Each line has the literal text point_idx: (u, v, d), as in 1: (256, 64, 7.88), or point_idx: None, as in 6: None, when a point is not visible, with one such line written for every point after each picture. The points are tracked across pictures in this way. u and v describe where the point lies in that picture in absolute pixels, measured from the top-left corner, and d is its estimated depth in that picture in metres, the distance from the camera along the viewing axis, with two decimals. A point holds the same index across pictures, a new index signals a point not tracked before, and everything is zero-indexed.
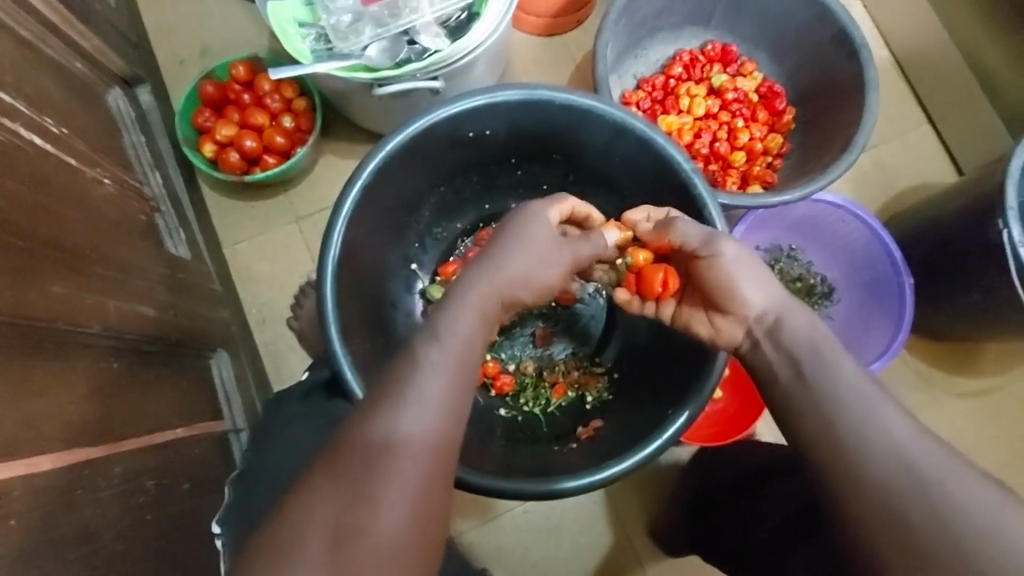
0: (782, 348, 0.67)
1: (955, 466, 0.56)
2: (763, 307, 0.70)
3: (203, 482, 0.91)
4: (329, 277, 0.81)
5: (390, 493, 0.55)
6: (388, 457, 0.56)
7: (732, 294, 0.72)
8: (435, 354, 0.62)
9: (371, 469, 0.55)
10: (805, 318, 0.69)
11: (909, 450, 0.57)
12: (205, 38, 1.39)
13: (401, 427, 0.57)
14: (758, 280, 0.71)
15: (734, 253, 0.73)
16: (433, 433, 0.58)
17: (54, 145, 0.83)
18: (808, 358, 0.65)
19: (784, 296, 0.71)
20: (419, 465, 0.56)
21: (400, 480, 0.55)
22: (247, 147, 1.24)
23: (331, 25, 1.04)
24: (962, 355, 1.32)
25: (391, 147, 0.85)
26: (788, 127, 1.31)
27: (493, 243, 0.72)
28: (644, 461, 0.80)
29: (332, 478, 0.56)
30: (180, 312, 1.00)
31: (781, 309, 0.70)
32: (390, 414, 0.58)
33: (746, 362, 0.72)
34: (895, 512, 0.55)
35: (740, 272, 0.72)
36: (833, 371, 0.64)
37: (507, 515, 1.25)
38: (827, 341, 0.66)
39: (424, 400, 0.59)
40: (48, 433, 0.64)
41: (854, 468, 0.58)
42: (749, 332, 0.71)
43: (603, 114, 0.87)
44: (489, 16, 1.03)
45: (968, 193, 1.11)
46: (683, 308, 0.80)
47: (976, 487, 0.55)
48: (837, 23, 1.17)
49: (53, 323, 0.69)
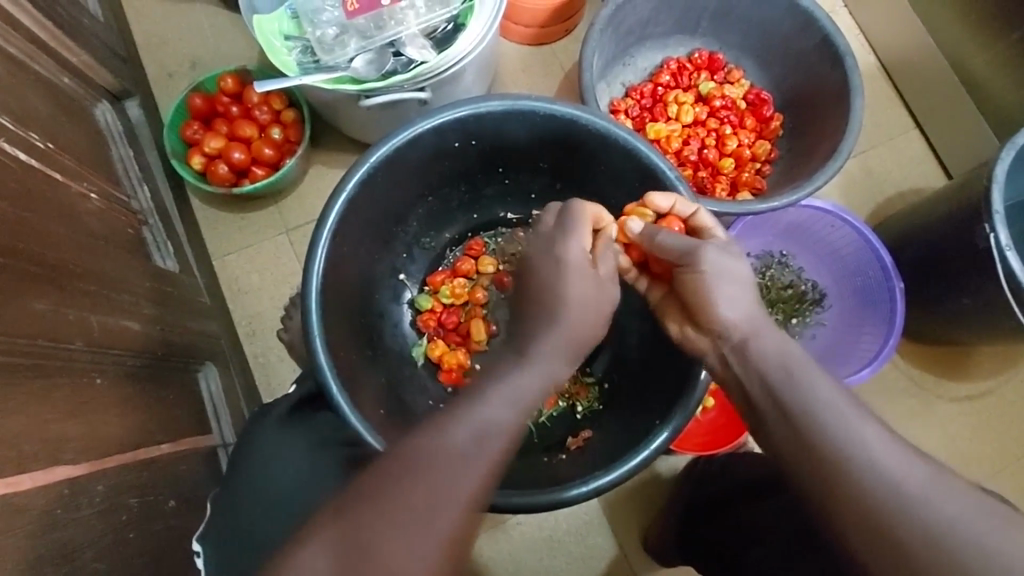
0: (748, 366, 0.68)
1: (948, 483, 0.56)
2: (733, 325, 0.71)
3: (189, 497, 0.90)
4: (314, 290, 0.80)
5: (432, 516, 0.55)
6: (433, 479, 0.56)
7: (705, 310, 0.72)
8: (503, 394, 0.64)
9: (415, 487, 0.56)
10: (774, 339, 0.69)
11: (889, 466, 0.57)
12: (194, 51, 1.40)
13: (451, 452, 0.58)
14: (733, 297, 0.71)
15: (715, 268, 0.72)
16: (480, 462, 0.59)
17: (40, 160, 0.83)
18: (777, 377, 0.65)
19: (756, 318, 0.71)
20: (468, 490, 0.57)
21: (445, 502, 0.56)
22: (236, 159, 1.24)
23: (316, 38, 1.05)
24: (955, 359, 1.31)
25: (375, 159, 0.84)
26: (776, 133, 1.31)
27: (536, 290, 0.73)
28: (632, 472, 0.79)
29: (382, 480, 0.57)
30: (167, 325, 0.99)
31: (750, 329, 0.70)
32: (457, 434, 0.60)
33: (716, 376, 0.74)
34: (889, 530, 0.54)
35: (715, 289, 0.72)
36: (804, 390, 0.63)
37: (498, 526, 1.23)
38: (797, 362, 0.66)
39: (476, 435, 0.60)
40: (29, 453, 0.63)
41: (846, 485, 0.57)
42: (718, 346, 0.73)
43: (587, 123, 0.87)
44: (474, 27, 1.03)
45: (954, 197, 1.12)
46: (666, 300, 0.83)
47: (971, 506, 0.54)
48: (823, 30, 1.18)
49: (35, 340, 0.68)
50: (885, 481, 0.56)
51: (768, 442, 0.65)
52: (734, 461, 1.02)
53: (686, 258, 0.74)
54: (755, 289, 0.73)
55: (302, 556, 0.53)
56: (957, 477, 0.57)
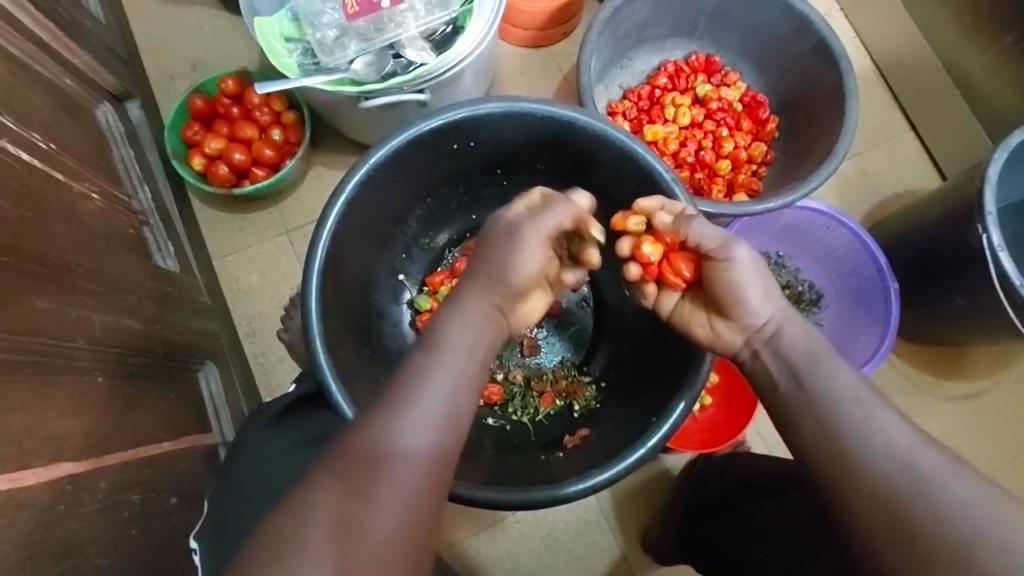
0: (780, 357, 0.70)
1: (957, 466, 0.57)
2: (766, 319, 0.72)
3: (189, 495, 0.91)
4: (314, 289, 0.81)
5: (388, 498, 0.56)
6: (386, 462, 0.57)
7: (737, 301, 0.72)
8: (435, 366, 0.64)
9: (373, 470, 0.57)
10: (801, 328, 0.71)
11: (906, 454, 0.59)
12: (194, 53, 1.41)
13: (401, 434, 0.59)
14: (763, 289, 0.72)
15: (746, 263, 0.72)
16: (430, 443, 0.60)
17: (41, 160, 0.83)
18: (805, 368, 0.67)
19: (784, 309, 0.73)
20: (414, 472, 0.58)
21: (398, 485, 0.57)
22: (236, 160, 1.24)
23: (317, 40, 1.06)
24: (950, 359, 1.32)
25: (375, 160, 0.85)
26: (771, 135, 1.32)
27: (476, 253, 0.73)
28: (628, 469, 0.80)
29: (334, 477, 0.57)
30: (167, 325, 1.00)
31: (781, 321, 0.72)
32: (391, 423, 0.59)
33: (744, 369, 0.74)
34: (899, 512, 0.56)
35: (747, 284, 0.72)
36: (831, 377, 0.66)
37: (496, 526, 1.24)
38: (824, 352, 0.69)
39: (424, 411, 0.61)
40: (31, 450, 0.64)
41: (854, 471, 0.60)
42: (749, 341, 0.73)
43: (584, 125, 0.88)
44: (473, 30, 1.04)
45: (947, 199, 1.13)
46: (684, 305, 0.80)
47: (981, 489, 0.55)
48: (817, 34, 1.20)
49: (37, 339, 0.69)
50: (892, 465, 0.58)
51: (788, 432, 0.67)
52: (732, 460, 1.03)
53: (720, 250, 0.73)
54: (775, 279, 0.75)
55: (273, 530, 0.55)
56: (968, 463, 0.58)
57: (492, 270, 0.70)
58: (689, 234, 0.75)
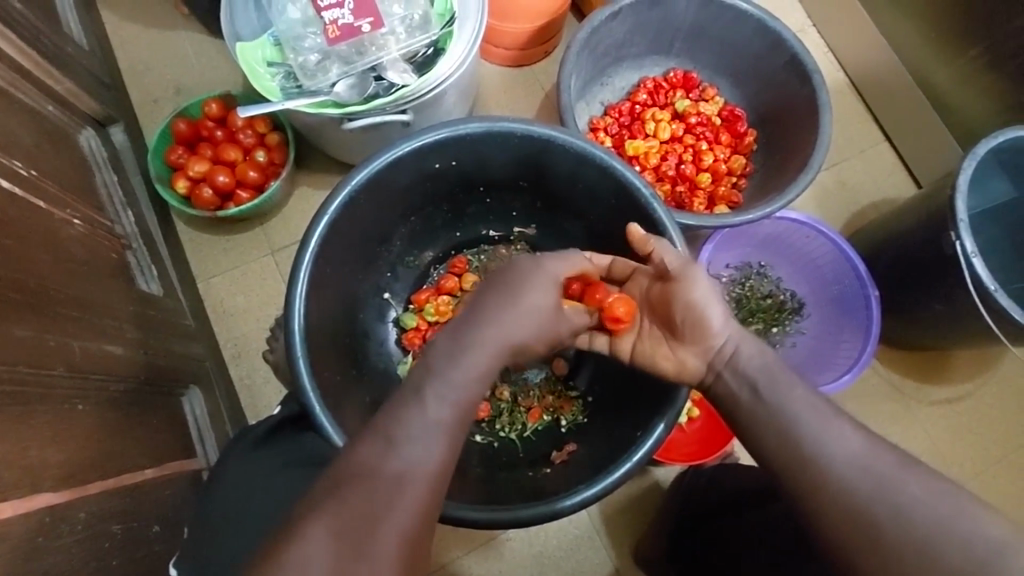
0: (740, 375, 0.70)
1: (910, 463, 0.60)
2: (724, 339, 0.73)
3: (172, 523, 0.90)
4: (297, 311, 0.81)
5: (390, 521, 0.56)
6: (388, 485, 0.57)
7: (701, 322, 0.73)
8: (439, 390, 0.62)
9: (373, 491, 0.57)
10: (757, 347, 0.72)
11: (864, 459, 0.60)
12: (178, 77, 1.41)
13: (403, 458, 0.59)
14: (722, 309, 0.74)
15: (703, 286, 0.74)
16: (433, 466, 0.59)
17: (21, 187, 0.83)
18: (764, 382, 0.69)
19: (739, 329, 0.74)
20: (417, 496, 0.58)
21: (398, 507, 0.57)
22: (220, 183, 1.24)
23: (298, 64, 1.06)
24: (932, 363, 1.34)
25: (357, 183, 0.86)
26: (750, 148, 1.35)
27: (508, 284, 0.70)
28: (612, 486, 0.80)
29: (334, 500, 0.57)
30: (151, 349, 0.99)
31: (738, 341, 0.73)
32: (393, 444, 0.59)
33: (709, 393, 0.74)
34: (859, 512, 0.58)
35: (708, 306, 0.73)
36: (788, 391, 0.67)
37: (488, 545, 1.23)
38: (780, 369, 0.70)
39: (426, 434, 0.60)
40: (8, 481, 0.63)
41: (818, 477, 0.61)
42: (711, 365, 0.74)
43: (565, 144, 0.89)
44: (455, 52, 1.06)
45: (921, 207, 1.16)
46: (642, 342, 0.80)
47: (938, 486, 0.58)
48: (790, 50, 1.23)
49: (15, 368, 0.68)
50: (852, 467, 0.60)
51: (752, 441, 0.68)
52: (719, 473, 1.03)
53: (681, 270, 0.76)
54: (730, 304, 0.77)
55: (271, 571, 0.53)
56: (922, 463, 0.60)
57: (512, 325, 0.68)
58: (655, 249, 0.79)
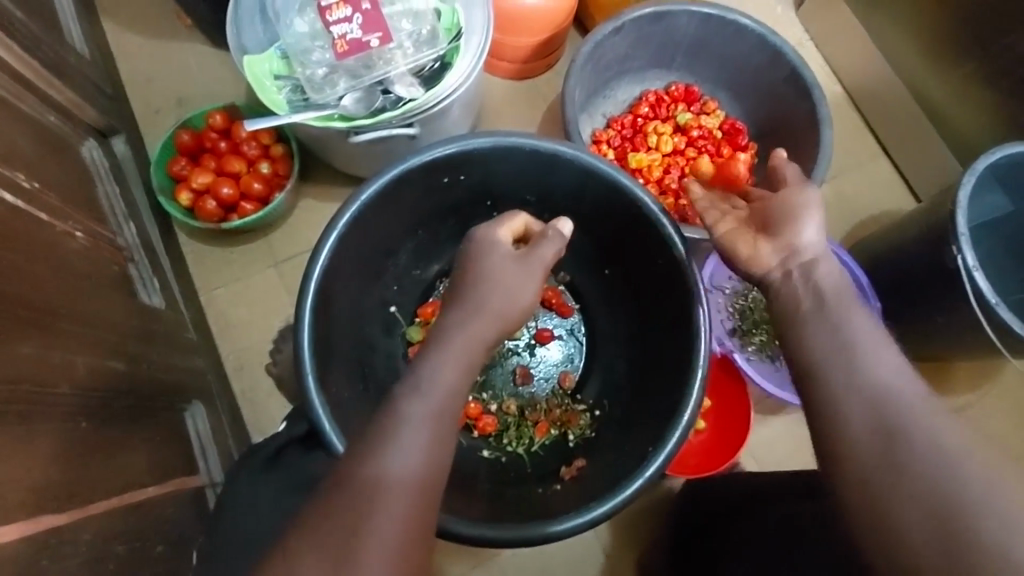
0: (810, 285, 0.78)
1: (956, 459, 0.59)
2: (811, 244, 0.81)
3: (176, 542, 0.88)
4: (307, 326, 0.80)
5: (377, 528, 0.57)
6: (375, 493, 0.58)
7: (795, 223, 0.82)
8: (420, 398, 0.64)
9: (361, 500, 0.58)
10: (835, 269, 0.80)
11: (887, 415, 0.64)
12: (179, 87, 1.41)
13: (389, 465, 0.60)
14: (817, 228, 0.82)
15: (811, 200, 0.85)
16: (419, 471, 0.60)
17: (25, 201, 0.82)
18: (833, 296, 0.76)
19: (825, 249, 0.82)
20: (404, 500, 0.59)
21: (385, 514, 0.57)
22: (224, 194, 1.24)
23: (306, 77, 1.06)
24: (933, 375, 1.35)
25: (366, 197, 0.85)
26: (751, 161, 1.36)
27: (471, 268, 0.77)
28: (627, 500, 0.79)
29: (326, 512, 0.58)
30: (153, 363, 0.98)
31: (818, 254, 0.81)
32: (376, 453, 0.60)
33: (770, 287, 0.82)
34: (892, 510, 0.59)
35: (806, 214, 0.83)
36: (847, 314, 0.73)
37: (493, 560, 1.22)
38: (849, 292, 0.77)
39: (409, 441, 0.61)
40: (11, 501, 0.62)
41: (842, 429, 0.65)
42: (785, 263, 0.81)
43: (573, 159, 0.89)
44: (460, 66, 1.06)
45: (921, 220, 1.17)
46: (729, 230, 0.88)
47: (982, 477, 0.57)
48: (790, 65, 1.25)
49: (19, 385, 0.67)
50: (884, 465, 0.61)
51: None
52: (732, 476, 1.05)
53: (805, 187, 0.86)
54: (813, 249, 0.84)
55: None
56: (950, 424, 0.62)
57: (488, 297, 0.74)
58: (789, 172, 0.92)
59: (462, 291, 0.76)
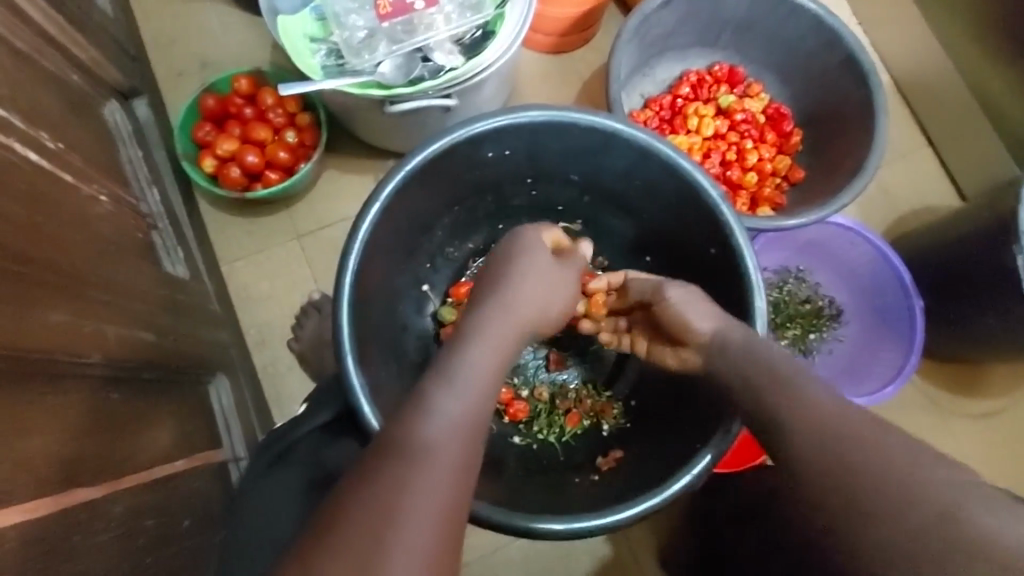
0: (731, 365, 0.71)
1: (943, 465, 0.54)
2: (710, 332, 0.75)
3: (200, 517, 0.86)
4: (346, 304, 0.77)
5: (416, 497, 0.53)
6: (410, 463, 0.55)
7: (683, 325, 0.78)
8: (452, 378, 0.62)
9: (397, 469, 0.54)
10: (743, 334, 0.73)
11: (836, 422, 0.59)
12: (203, 51, 1.36)
13: (425, 437, 0.57)
14: (701, 309, 0.78)
15: (681, 294, 0.80)
16: (455, 445, 0.57)
17: (49, 160, 0.78)
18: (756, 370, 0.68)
19: (724, 318, 0.76)
20: (441, 471, 0.55)
21: (423, 483, 0.54)
22: (250, 162, 1.20)
23: (344, 40, 1.02)
24: (969, 377, 1.32)
25: (410, 168, 0.81)
26: (795, 148, 1.31)
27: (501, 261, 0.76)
28: (672, 497, 0.76)
29: (362, 481, 0.54)
30: (179, 335, 0.95)
31: (722, 330, 0.75)
32: (413, 427, 0.57)
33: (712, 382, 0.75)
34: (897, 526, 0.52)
35: (688, 309, 0.78)
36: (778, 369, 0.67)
37: (513, 545, 1.21)
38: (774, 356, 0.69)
39: (443, 416, 0.59)
40: (44, 475, 0.59)
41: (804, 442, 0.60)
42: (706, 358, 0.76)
43: (627, 137, 0.85)
44: (504, 34, 1.01)
45: (978, 215, 1.12)
46: (650, 344, 0.87)
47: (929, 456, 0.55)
48: (846, 48, 1.18)
49: (51, 354, 0.64)
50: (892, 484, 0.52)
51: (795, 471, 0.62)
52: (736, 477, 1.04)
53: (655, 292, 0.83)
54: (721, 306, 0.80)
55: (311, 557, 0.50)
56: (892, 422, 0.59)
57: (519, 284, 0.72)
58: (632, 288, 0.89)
59: (492, 282, 0.74)
